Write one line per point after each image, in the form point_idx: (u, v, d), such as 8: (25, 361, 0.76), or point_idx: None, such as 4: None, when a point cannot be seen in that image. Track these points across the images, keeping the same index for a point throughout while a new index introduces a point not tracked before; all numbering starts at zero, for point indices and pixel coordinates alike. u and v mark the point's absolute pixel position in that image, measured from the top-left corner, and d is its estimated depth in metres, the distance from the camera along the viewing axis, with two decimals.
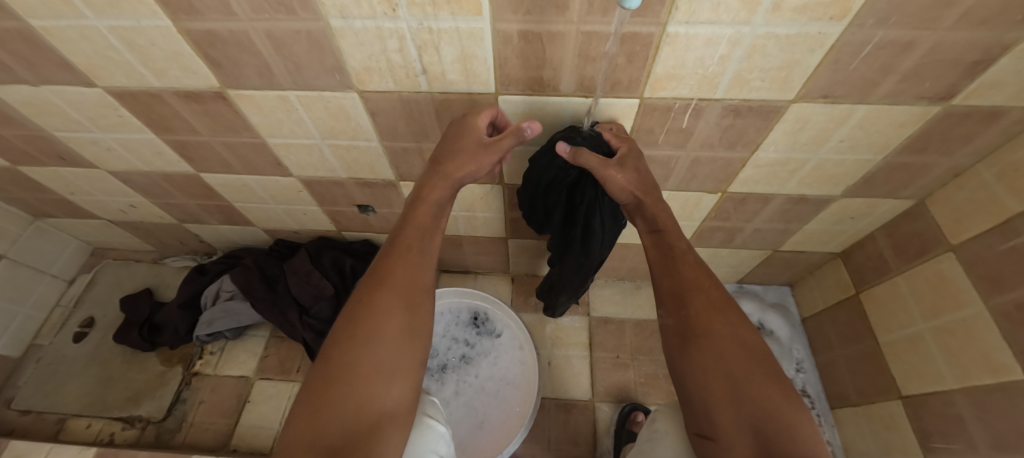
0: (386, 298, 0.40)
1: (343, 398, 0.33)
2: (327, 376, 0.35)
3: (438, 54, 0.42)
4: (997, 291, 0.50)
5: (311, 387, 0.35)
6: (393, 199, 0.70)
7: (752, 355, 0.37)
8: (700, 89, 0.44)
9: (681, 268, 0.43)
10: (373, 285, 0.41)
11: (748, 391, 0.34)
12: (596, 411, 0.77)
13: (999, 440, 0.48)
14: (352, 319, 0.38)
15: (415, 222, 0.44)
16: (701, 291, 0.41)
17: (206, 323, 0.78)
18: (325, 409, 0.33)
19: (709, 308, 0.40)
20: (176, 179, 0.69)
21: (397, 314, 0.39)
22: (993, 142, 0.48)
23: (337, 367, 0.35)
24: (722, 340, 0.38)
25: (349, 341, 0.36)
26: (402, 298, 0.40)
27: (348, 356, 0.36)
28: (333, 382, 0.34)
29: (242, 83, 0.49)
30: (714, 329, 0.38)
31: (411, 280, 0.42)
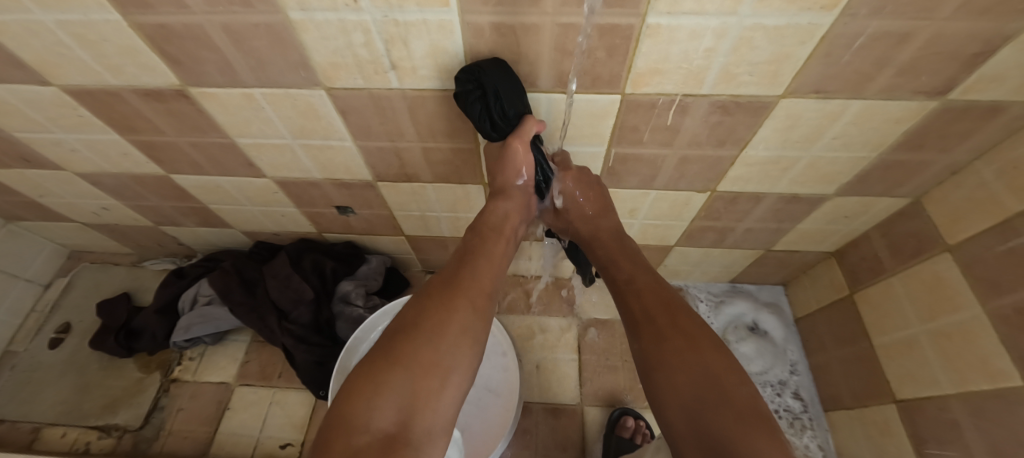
0: (456, 298, 0.39)
1: (391, 387, 0.32)
2: (384, 363, 0.33)
3: (406, 48, 0.39)
4: (994, 293, 0.48)
5: (362, 370, 0.33)
6: (373, 200, 0.68)
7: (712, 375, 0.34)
8: (685, 85, 0.42)
9: (637, 299, 0.44)
10: (440, 292, 0.39)
11: (707, 417, 0.31)
12: (584, 414, 0.75)
13: (995, 448, 0.47)
14: (411, 318, 0.37)
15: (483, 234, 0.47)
16: (652, 319, 0.41)
17: (183, 328, 0.76)
18: (380, 395, 0.31)
19: (663, 334, 0.39)
20: (147, 180, 0.66)
21: (465, 315, 0.38)
22: (992, 138, 0.46)
23: (396, 357, 0.33)
24: (673, 370, 0.36)
25: (407, 333, 0.35)
26: (470, 300, 0.39)
27: (412, 345, 0.34)
28: (391, 370, 0.33)
29: (204, 81, 0.46)
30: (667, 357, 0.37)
31: (479, 282, 0.42)
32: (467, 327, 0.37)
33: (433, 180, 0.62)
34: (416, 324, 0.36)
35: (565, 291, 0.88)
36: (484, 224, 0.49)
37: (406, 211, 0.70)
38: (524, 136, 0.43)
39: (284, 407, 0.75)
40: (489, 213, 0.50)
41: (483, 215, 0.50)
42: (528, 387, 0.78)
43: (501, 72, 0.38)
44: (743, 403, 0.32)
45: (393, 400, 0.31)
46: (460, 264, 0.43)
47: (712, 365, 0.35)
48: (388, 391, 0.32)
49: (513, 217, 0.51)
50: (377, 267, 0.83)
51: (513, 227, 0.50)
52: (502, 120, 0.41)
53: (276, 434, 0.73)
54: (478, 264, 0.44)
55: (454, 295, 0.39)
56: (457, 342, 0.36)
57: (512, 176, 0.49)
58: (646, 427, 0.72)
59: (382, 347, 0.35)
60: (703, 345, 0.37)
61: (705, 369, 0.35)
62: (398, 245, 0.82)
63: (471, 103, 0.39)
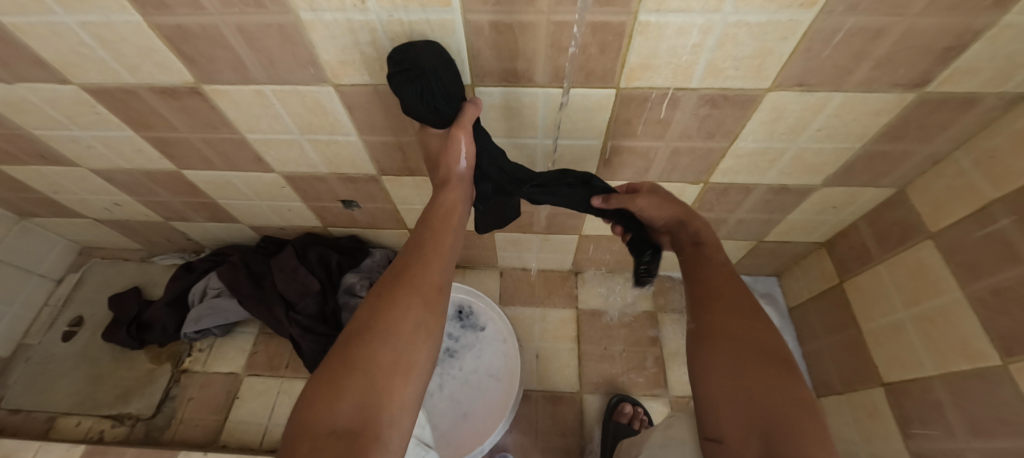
0: (405, 295, 0.41)
1: (354, 388, 0.34)
2: (342, 367, 0.36)
3: (410, 46, 0.42)
4: (973, 277, 0.50)
5: (323, 375, 0.36)
6: (377, 194, 0.70)
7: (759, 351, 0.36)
8: (675, 79, 0.44)
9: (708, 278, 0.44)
10: (393, 288, 0.42)
11: (756, 392, 0.33)
12: (583, 402, 0.78)
13: (976, 425, 0.49)
14: (366, 319, 0.40)
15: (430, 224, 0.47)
16: (723, 296, 0.41)
17: (194, 320, 0.78)
18: (340, 397, 0.34)
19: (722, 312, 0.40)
20: (158, 176, 0.69)
21: (415, 311, 0.40)
22: (969, 128, 0.48)
23: (353, 362, 0.36)
24: (728, 344, 0.37)
25: (366, 334, 0.38)
26: (420, 295, 0.41)
27: (370, 350, 0.36)
28: (351, 374, 0.35)
29: (217, 78, 0.49)
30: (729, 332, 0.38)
31: (428, 278, 0.43)
32: (419, 324, 0.40)
33: None
34: (372, 327, 0.38)
35: (564, 283, 0.90)
36: (429, 216, 0.48)
37: (409, 205, 0.73)
38: (466, 122, 0.44)
39: (291, 396, 0.77)
40: (436, 204, 0.49)
41: (432, 204, 0.49)
42: (529, 376, 0.80)
43: (436, 52, 0.40)
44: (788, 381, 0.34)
45: (353, 402, 0.33)
46: (409, 258, 0.44)
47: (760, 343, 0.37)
48: (348, 391, 0.34)
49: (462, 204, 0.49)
50: (381, 260, 0.85)
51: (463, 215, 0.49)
52: (443, 103, 0.43)
53: (284, 422, 0.75)
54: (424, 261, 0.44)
55: (404, 292, 0.41)
56: (414, 343, 0.39)
57: (454, 161, 0.47)
58: (643, 413, 0.73)
59: (340, 351, 0.37)
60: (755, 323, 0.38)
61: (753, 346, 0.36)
62: (401, 239, 0.84)
63: (407, 83, 0.40)
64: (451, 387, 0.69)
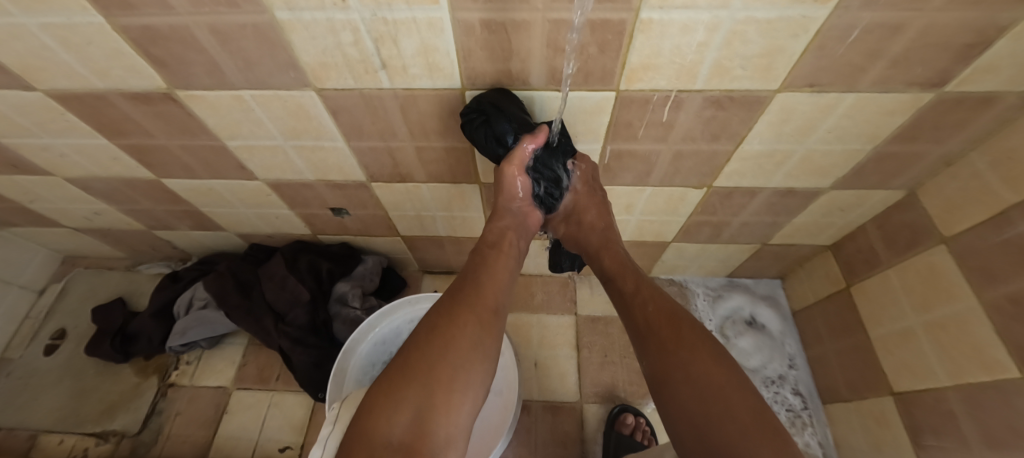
0: (464, 313, 0.40)
1: (408, 403, 0.34)
2: (397, 382, 0.35)
3: (396, 47, 0.39)
4: (990, 284, 0.48)
5: (379, 388, 0.36)
6: (367, 200, 0.67)
7: (723, 378, 0.35)
8: (678, 80, 0.42)
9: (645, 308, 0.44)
10: (450, 303, 0.41)
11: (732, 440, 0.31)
12: (583, 412, 0.75)
13: (992, 437, 0.47)
14: (420, 333, 0.39)
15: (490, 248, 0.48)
16: (666, 329, 0.40)
17: (179, 332, 0.75)
18: (398, 409, 0.34)
19: (674, 348, 0.38)
20: (138, 184, 0.66)
21: (471, 329, 0.39)
22: (986, 128, 0.46)
23: (409, 375, 0.35)
24: (680, 382, 0.36)
25: (423, 348, 0.37)
26: (478, 316, 0.40)
27: (426, 364, 0.36)
28: (406, 386, 0.35)
29: (192, 83, 0.46)
30: (684, 372, 0.36)
31: (484, 298, 0.42)
32: (477, 344, 0.38)
33: (427, 179, 0.62)
34: (428, 340, 0.38)
35: (563, 288, 0.88)
36: (486, 242, 0.50)
37: (401, 211, 0.70)
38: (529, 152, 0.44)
39: (282, 409, 0.75)
40: (489, 232, 0.51)
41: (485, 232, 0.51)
42: (527, 385, 0.78)
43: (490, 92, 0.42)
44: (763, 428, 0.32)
45: (408, 417, 0.33)
46: (466, 277, 0.45)
47: (721, 372, 0.36)
48: (405, 405, 0.34)
49: (512, 234, 0.51)
50: (373, 267, 0.83)
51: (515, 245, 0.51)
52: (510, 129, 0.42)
53: (275, 436, 0.72)
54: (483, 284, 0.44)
55: (462, 310, 0.40)
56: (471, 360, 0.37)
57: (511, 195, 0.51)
58: (646, 424, 0.72)
59: (396, 365, 0.37)
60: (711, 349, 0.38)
61: (715, 375, 0.36)
62: (393, 245, 0.81)
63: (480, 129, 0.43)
64: None
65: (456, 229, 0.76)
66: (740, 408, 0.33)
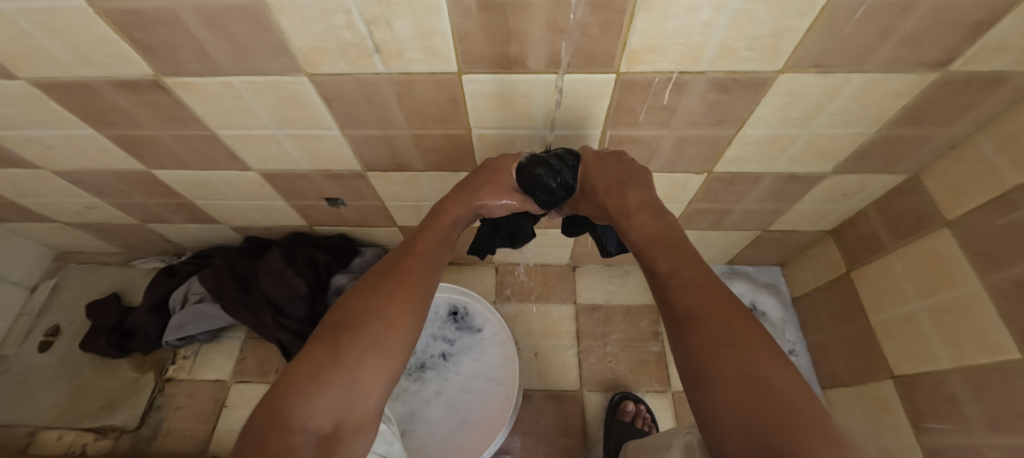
0: (400, 290, 0.39)
1: (335, 382, 0.32)
2: (328, 355, 0.34)
3: (391, 29, 0.38)
4: (994, 268, 0.48)
5: (299, 370, 0.33)
6: (364, 190, 0.66)
7: (802, 433, 0.21)
8: (682, 62, 0.41)
9: (671, 284, 0.31)
10: (386, 284, 0.40)
11: None
12: (585, 401, 0.76)
13: (995, 420, 0.47)
14: (354, 308, 0.38)
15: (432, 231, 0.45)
16: (697, 309, 0.29)
17: (176, 327, 0.74)
18: (318, 394, 0.31)
19: (711, 336, 0.27)
20: (129, 177, 0.64)
21: (405, 309, 0.38)
22: (993, 110, 0.45)
23: (334, 355, 0.34)
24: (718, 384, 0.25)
25: (357, 331, 0.35)
26: (415, 292, 0.40)
27: (356, 340, 0.35)
28: (332, 368, 0.33)
29: (181, 70, 0.44)
30: (720, 372, 0.25)
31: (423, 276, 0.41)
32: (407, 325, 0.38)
33: (426, 168, 0.60)
34: (356, 319, 0.36)
35: (562, 277, 0.87)
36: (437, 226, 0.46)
37: (399, 202, 0.69)
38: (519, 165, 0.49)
39: None
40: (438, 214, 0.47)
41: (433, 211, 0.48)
42: (529, 375, 0.78)
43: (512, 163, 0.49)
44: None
45: (331, 405, 0.31)
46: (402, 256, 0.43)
47: (787, 416, 0.22)
48: (327, 390, 0.32)
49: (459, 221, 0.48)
50: (372, 259, 0.82)
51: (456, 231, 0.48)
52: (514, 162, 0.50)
53: None
54: (425, 271, 0.42)
55: (395, 286, 0.39)
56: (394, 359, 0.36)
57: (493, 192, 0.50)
58: (647, 411, 0.73)
59: (324, 343, 0.35)
60: (778, 371, 0.24)
61: (788, 426, 0.21)
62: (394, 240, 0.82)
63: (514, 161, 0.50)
64: (448, 395, 0.67)
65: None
66: None
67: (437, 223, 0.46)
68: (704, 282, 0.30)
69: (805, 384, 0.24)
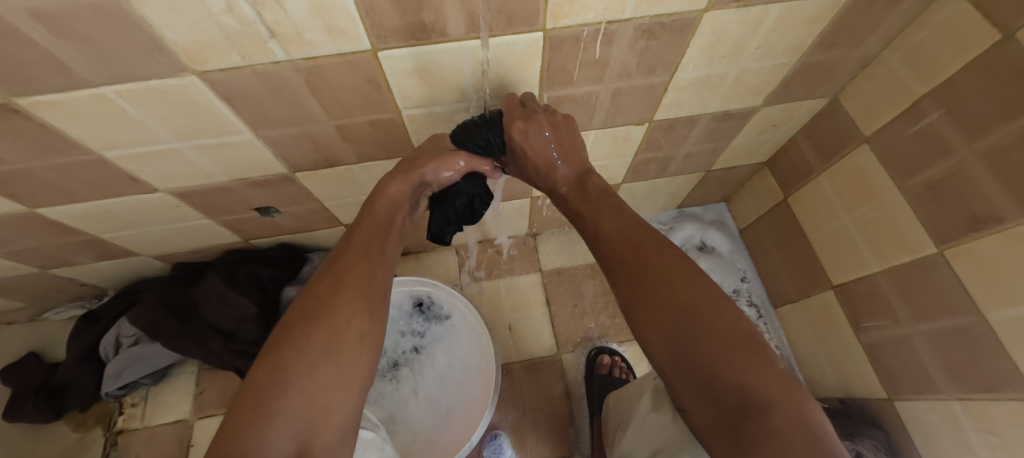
0: (342, 291, 0.36)
1: (287, 404, 0.29)
2: (273, 375, 0.31)
3: (282, 9, 0.32)
4: (908, 175, 0.52)
5: (244, 399, 0.29)
6: (296, 194, 0.60)
7: (715, 339, 0.27)
8: (607, 11, 0.39)
9: (603, 244, 0.35)
10: (325, 287, 0.36)
11: (715, 368, 0.26)
12: (563, 363, 0.78)
13: (920, 310, 0.53)
14: (294, 317, 0.34)
15: (370, 218, 0.43)
16: (629, 255, 0.33)
17: (113, 376, 0.67)
18: (273, 422, 0.28)
19: (642, 273, 0.32)
20: (6, 222, 0.54)
21: (355, 308, 0.36)
22: (897, 26, 0.47)
23: (280, 376, 0.30)
24: (650, 310, 0.30)
25: (300, 344, 0.32)
26: (360, 291, 0.37)
27: (303, 354, 0.32)
28: (281, 392, 0.30)
29: (31, 88, 0.36)
30: (648, 301, 0.30)
31: (366, 272, 0.38)
32: (365, 331, 0.35)
33: (359, 160, 0.56)
34: (301, 328, 0.33)
35: (524, 249, 0.87)
36: (374, 215, 0.43)
37: (338, 200, 0.64)
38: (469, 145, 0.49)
39: None
40: (376, 201, 0.44)
41: (368, 201, 0.45)
42: (505, 350, 0.79)
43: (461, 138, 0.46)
44: (743, 350, 0.26)
45: (287, 428, 0.29)
46: (337, 253, 0.40)
47: (702, 321, 0.28)
48: (282, 416, 0.29)
49: (400, 207, 0.46)
50: None
51: (402, 215, 0.46)
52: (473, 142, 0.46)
53: None
54: (367, 264, 0.39)
55: (337, 288, 0.36)
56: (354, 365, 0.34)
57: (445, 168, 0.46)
58: (622, 361, 0.76)
59: (267, 365, 0.31)
60: (698, 286, 0.30)
61: (706, 336, 0.27)
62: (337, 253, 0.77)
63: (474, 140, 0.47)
64: (427, 390, 0.68)
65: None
66: (743, 374, 0.25)
67: (375, 214, 0.44)
68: (631, 228, 0.35)
69: (714, 288, 0.30)
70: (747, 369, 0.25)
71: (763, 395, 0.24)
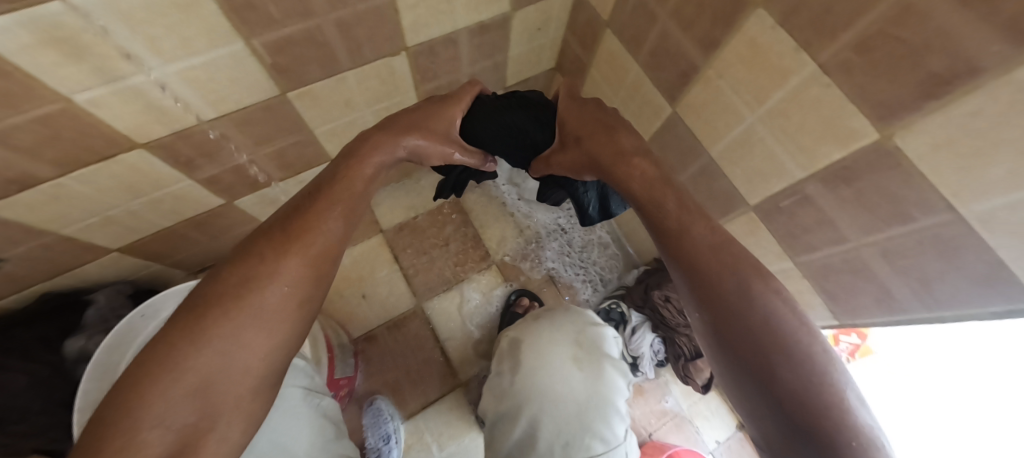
0: (292, 246, 0.38)
1: (213, 344, 0.33)
2: (224, 314, 0.34)
3: None
4: None
5: (178, 327, 0.33)
6: (276, 151, 0.66)
7: (783, 349, 0.33)
8: None
9: (677, 243, 0.39)
10: (280, 241, 0.38)
11: (773, 368, 0.32)
12: (485, 294, 0.91)
13: None
14: (258, 266, 0.37)
15: (342, 184, 0.42)
16: (699, 262, 0.37)
17: None
18: (228, 349, 0.33)
19: (699, 267, 0.37)
20: None
21: (297, 265, 0.38)
22: None
23: (233, 310, 0.34)
24: (729, 303, 0.35)
25: (233, 294, 0.35)
26: (309, 254, 0.38)
27: (236, 305, 0.35)
28: (225, 326, 0.34)
29: None
30: (713, 296, 0.36)
31: (318, 233, 0.39)
32: (297, 279, 0.38)
33: None
34: (241, 284, 0.36)
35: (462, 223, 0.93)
36: (337, 190, 0.41)
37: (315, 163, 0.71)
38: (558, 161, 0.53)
39: None
40: (361, 160, 0.43)
41: (352, 145, 0.45)
42: (451, 325, 0.89)
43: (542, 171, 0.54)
44: (795, 358, 0.32)
45: (246, 353, 0.34)
46: (301, 201, 0.41)
47: (775, 336, 0.33)
48: (240, 345, 0.34)
49: (425, 143, 0.46)
50: None
51: (421, 155, 0.47)
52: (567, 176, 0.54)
53: None
54: (333, 220, 0.40)
55: (290, 241, 0.38)
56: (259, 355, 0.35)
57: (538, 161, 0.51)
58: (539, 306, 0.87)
59: (195, 305, 0.34)
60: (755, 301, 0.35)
61: (777, 342, 0.33)
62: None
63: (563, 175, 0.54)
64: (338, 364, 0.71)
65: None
66: (788, 376, 0.32)
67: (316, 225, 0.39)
68: (708, 248, 0.38)
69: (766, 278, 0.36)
70: (799, 375, 0.32)
71: (807, 397, 0.31)
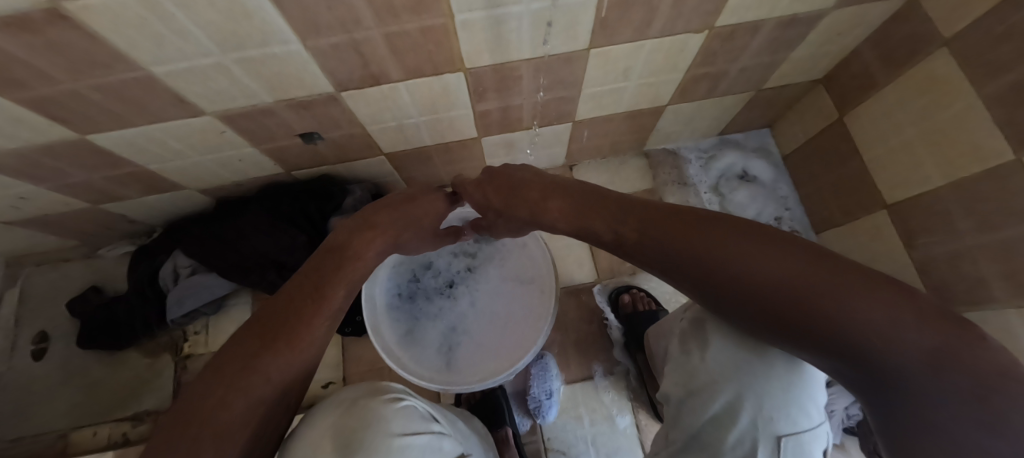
0: (304, 311, 0.43)
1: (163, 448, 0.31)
2: (218, 375, 0.36)
3: None
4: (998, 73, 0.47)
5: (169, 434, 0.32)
6: (339, 117, 0.58)
7: (853, 279, 0.29)
8: None
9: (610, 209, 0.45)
10: (294, 307, 0.43)
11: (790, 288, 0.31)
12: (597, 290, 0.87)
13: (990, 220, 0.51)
14: (235, 352, 0.38)
15: (305, 282, 0.46)
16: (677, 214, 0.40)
17: (176, 304, 0.71)
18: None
19: (767, 249, 0.34)
20: (59, 150, 0.53)
21: (274, 357, 0.39)
22: None
23: (184, 425, 0.33)
24: (766, 293, 0.32)
25: (237, 367, 0.37)
26: (280, 348, 0.40)
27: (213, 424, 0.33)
28: (185, 427, 0.32)
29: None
30: (841, 294, 0.29)
31: (298, 336, 0.42)
32: (269, 375, 0.38)
33: (405, 77, 0.51)
34: (263, 324, 0.41)
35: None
36: (337, 253, 0.49)
37: (381, 125, 0.61)
38: None
39: None
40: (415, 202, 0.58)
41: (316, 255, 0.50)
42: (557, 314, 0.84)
43: None
44: (845, 279, 0.30)
45: None
46: (287, 301, 0.44)
47: (816, 269, 0.31)
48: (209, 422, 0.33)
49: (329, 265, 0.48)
50: (364, 196, 0.76)
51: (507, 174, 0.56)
52: None
53: None
54: (313, 306, 0.44)
55: (307, 309, 0.43)
56: (237, 430, 0.34)
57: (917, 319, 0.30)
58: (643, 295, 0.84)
59: (168, 422, 0.33)
60: (787, 260, 0.32)
61: (840, 277, 0.30)
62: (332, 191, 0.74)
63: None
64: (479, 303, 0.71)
65: (443, 136, 0.68)
66: (822, 295, 0.30)
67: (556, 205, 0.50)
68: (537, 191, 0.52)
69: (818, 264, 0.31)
70: (850, 295, 0.29)
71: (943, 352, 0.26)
